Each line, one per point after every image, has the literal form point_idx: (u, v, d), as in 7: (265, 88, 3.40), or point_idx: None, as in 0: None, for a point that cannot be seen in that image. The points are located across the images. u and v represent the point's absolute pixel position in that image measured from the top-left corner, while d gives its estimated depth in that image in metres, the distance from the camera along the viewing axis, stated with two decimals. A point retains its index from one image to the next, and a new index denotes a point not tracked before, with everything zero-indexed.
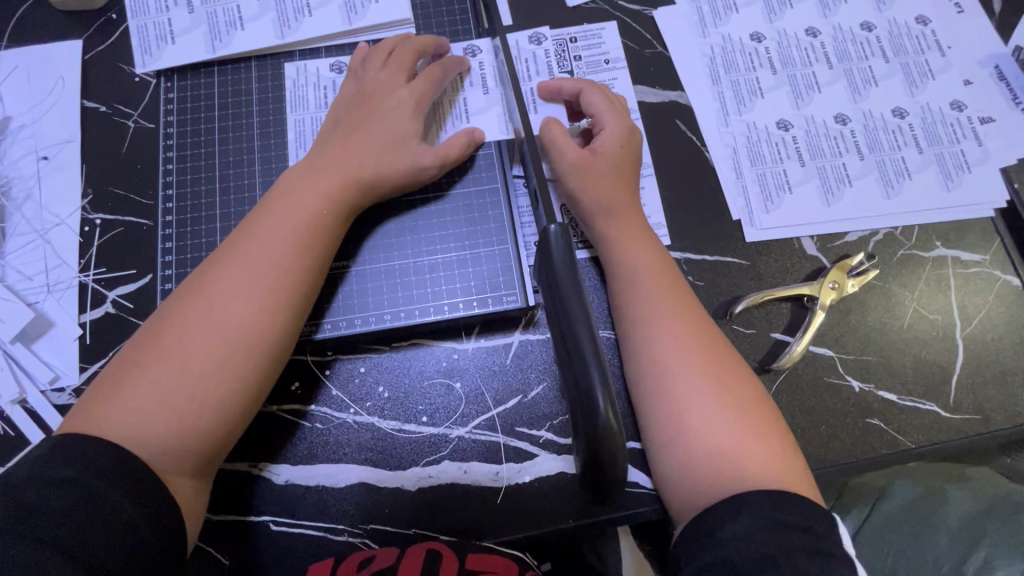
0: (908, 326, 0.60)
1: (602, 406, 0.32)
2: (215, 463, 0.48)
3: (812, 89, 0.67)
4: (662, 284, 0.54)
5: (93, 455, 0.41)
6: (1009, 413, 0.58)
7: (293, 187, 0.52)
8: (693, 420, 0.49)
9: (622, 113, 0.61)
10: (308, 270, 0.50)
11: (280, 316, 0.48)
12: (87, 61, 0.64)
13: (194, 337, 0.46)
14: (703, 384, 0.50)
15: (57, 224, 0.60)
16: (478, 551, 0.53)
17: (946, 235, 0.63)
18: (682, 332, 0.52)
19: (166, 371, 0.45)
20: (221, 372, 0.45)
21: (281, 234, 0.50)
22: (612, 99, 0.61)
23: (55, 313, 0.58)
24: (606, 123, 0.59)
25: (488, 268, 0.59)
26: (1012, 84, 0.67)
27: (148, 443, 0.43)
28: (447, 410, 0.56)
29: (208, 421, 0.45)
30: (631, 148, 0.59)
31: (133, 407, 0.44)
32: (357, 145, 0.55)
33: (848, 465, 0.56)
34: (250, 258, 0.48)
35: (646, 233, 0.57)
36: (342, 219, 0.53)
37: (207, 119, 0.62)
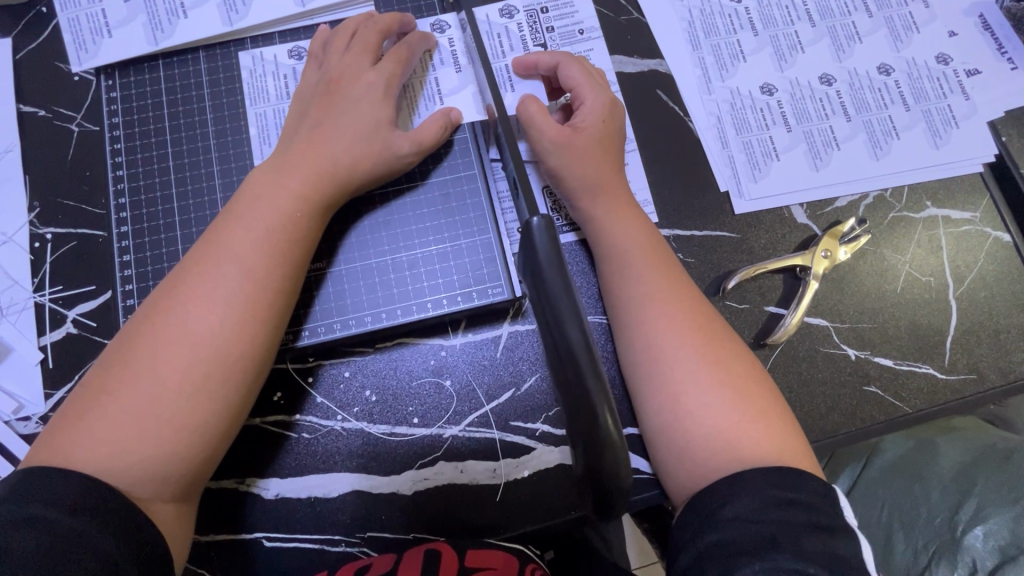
0: (902, 290, 0.59)
1: (603, 415, 0.29)
2: (198, 487, 0.45)
3: (796, 49, 0.64)
4: (654, 266, 0.52)
5: (59, 489, 0.38)
6: (1004, 371, 0.58)
7: (261, 188, 0.49)
8: (691, 405, 0.48)
9: (604, 88, 0.57)
10: (284, 278, 0.47)
11: (255, 328, 0.45)
12: (18, 61, 0.59)
13: (164, 358, 0.43)
14: (701, 367, 0.49)
15: (3, 241, 0.56)
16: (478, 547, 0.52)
17: (936, 194, 0.61)
18: (675, 314, 0.50)
19: (138, 394, 0.42)
20: (196, 392, 0.43)
21: (251, 240, 0.46)
22: (592, 73, 0.58)
23: (11, 337, 0.54)
24: (588, 100, 0.56)
25: (471, 260, 0.57)
26: (997, 34, 0.65)
27: (122, 473, 0.40)
28: (438, 410, 0.54)
29: (186, 446, 0.42)
30: (613, 126, 0.56)
31: (104, 435, 0.41)
32: (326, 138, 0.51)
33: (848, 436, 0.56)
34: (219, 268, 0.45)
35: (638, 213, 0.55)
36: (317, 218, 0.50)
37: (157, 119, 0.58)
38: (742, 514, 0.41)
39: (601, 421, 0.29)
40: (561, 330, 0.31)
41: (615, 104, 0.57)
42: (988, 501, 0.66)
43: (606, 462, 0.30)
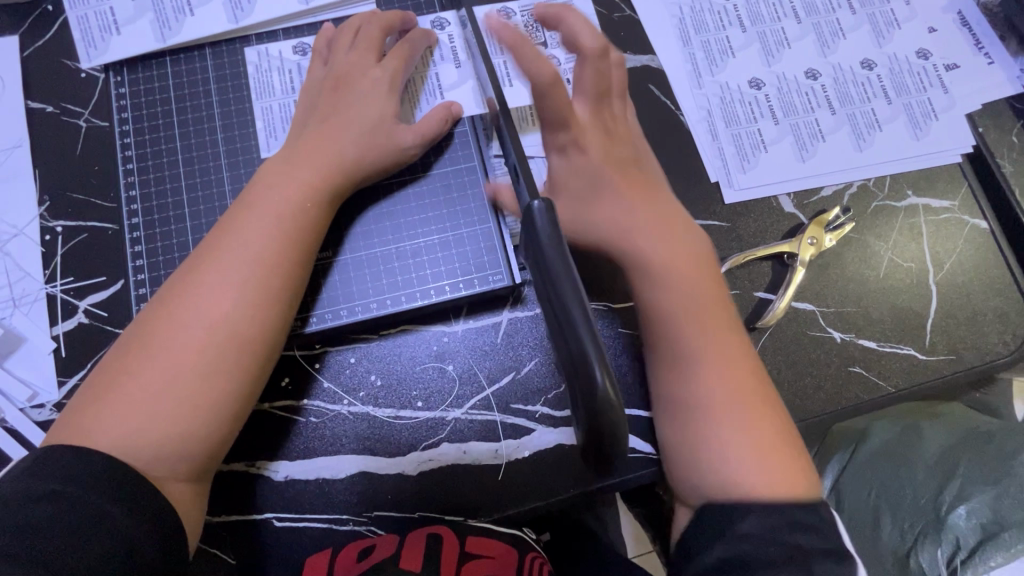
0: (884, 276, 0.61)
1: (600, 376, 0.31)
2: (211, 468, 0.47)
3: (782, 45, 0.67)
4: (705, 307, 0.52)
5: (81, 466, 0.40)
6: (981, 351, 0.60)
7: (272, 178, 0.51)
8: (733, 442, 0.48)
9: (611, 115, 0.57)
10: (293, 265, 0.48)
11: (266, 312, 0.47)
12: (26, 58, 0.61)
13: (179, 342, 0.44)
14: (741, 403, 0.49)
15: (15, 234, 0.57)
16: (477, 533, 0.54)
17: (917, 183, 0.64)
18: (723, 353, 0.50)
19: (156, 375, 0.44)
20: (211, 374, 0.44)
21: (262, 229, 0.48)
22: (602, 90, 0.57)
23: (24, 328, 0.55)
24: (603, 131, 0.57)
25: (472, 248, 0.59)
26: (975, 30, 0.68)
27: (139, 451, 0.42)
28: (442, 393, 0.56)
29: (198, 428, 0.44)
30: (636, 161, 0.57)
31: (123, 414, 0.43)
32: (332, 130, 0.53)
33: (834, 415, 0.58)
34: (232, 255, 0.47)
35: (686, 244, 0.54)
36: (324, 208, 0.51)
37: (164, 114, 0.59)
38: (755, 532, 0.44)
39: (596, 382, 0.31)
40: (567, 313, 0.33)
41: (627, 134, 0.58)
42: (972, 482, 0.69)
43: (604, 424, 0.32)
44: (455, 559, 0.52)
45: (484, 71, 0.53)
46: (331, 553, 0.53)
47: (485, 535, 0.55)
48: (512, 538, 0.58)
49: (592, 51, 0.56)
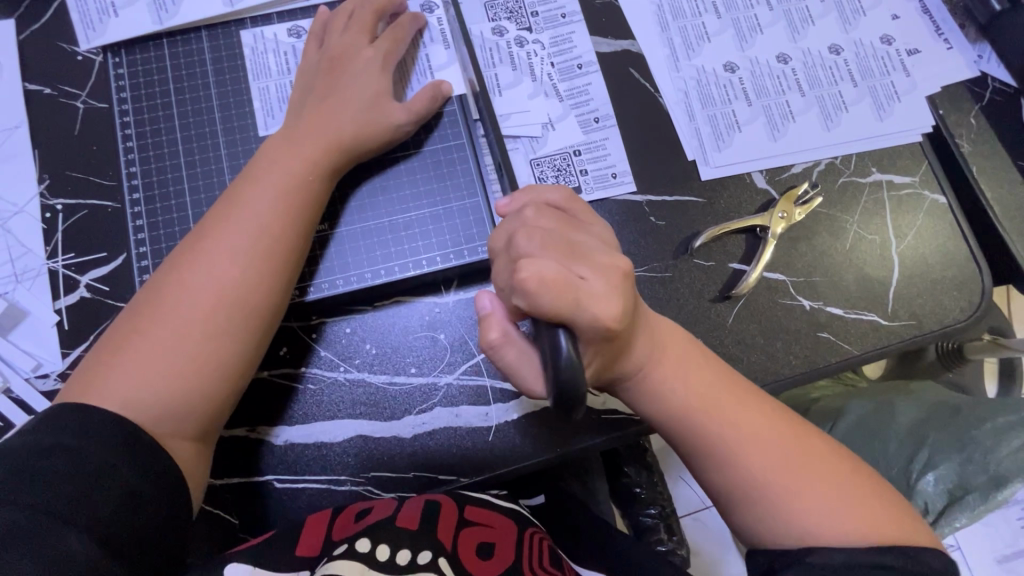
0: (851, 248, 0.65)
1: (567, 345, 0.34)
2: (213, 429, 0.49)
3: (755, 31, 0.70)
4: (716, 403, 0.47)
5: (91, 420, 0.43)
6: (940, 317, 0.64)
7: (274, 155, 0.53)
8: (790, 497, 0.45)
9: (540, 221, 0.41)
10: (293, 237, 0.51)
11: (267, 281, 0.49)
12: (22, 41, 0.62)
13: (187, 304, 0.48)
14: (785, 463, 0.46)
15: (15, 212, 0.59)
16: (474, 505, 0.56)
17: (880, 160, 0.68)
18: (746, 421, 0.47)
19: (163, 337, 0.47)
20: (215, 338, 0.48)
21: (265, 202, 0.51)
22: (525, 216, 0.42)
23: (27, 302, 0.57)
24: (559, 266, 0.37)
25: (461, 221, 0.61)
26: (935, 17, 0.72)
27: (145, 408, 0.45)
28: (434, 360, 0.59)
29: (201, 386, 0.47)
30: (600, 258, 0.39)
31: (131, 373, 0.46)
32: (330, 108, 0.56)
33: (804, 377, 0.62)
34: (237, 227, 0.50)
35: (670, 337, 0.48)
36: (323, 184, 0.54)
37: (163, 95, 0.61)
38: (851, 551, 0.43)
39: (563, 347, 0.34)
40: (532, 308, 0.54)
41: (570, 221, 0.43)
42: (939, 450, 0.74)
43: (569, 382, 0.33)
44: (455, 520, 0.53)
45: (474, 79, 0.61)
46: (330, 515, 0.53)
47: (484, 505, 0.56)
48: (513, 514, 0.58)
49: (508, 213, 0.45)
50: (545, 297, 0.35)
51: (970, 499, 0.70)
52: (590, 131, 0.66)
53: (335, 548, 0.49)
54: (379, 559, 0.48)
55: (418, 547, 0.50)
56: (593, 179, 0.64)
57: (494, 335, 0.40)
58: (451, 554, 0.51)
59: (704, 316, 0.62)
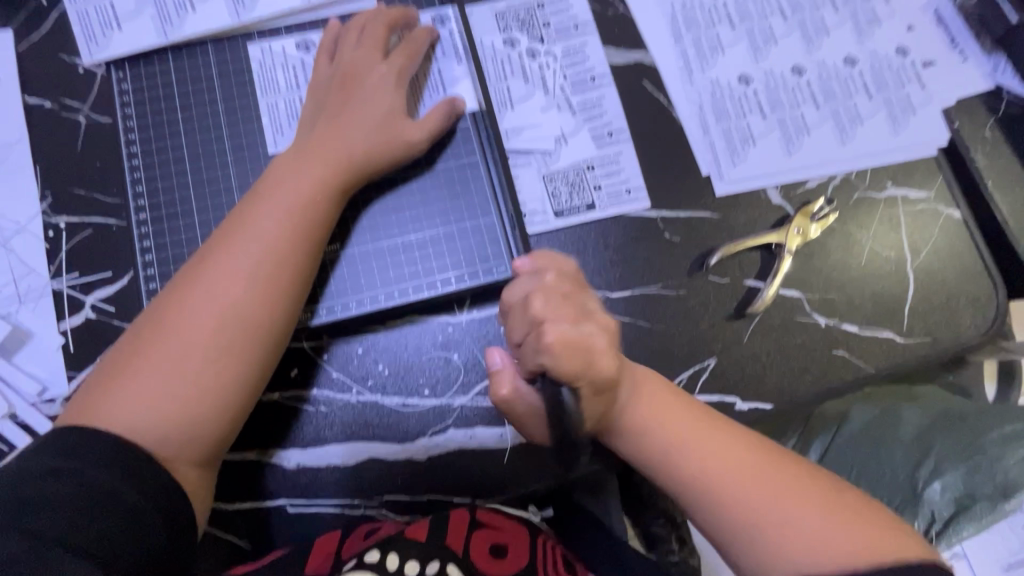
0: (866, 264, 0.65)
1: (567, 398, 0.41)
2: (219, 454, 0.48)
3: (770, 42, 0.69)
4: (696, 437, 0.47)
5: (94, 445, 0.42)
6: (954, 333, 0.64)
7: (284, 172, 0.52)
8: (773, 527, 0.44)
9: (555, 280, 0.45)
10: (302, 257, 0.50)
11: (275, 303, 0.48)
12: (21, 53, 0.60)
13: (192, 326, 0.46)
14: (761, 487, 0.45)
15: (17, 230, 0.57)
16: (484, 510, 0.59)
17: (895, 175, 0.67)
18: (728, 452, 0.47)
19: (168, 359, 0.46)
20: (221, 362, 0.46)
21: (274, 221, 0.50)
22: (543, 277, 0.45)
23: (31, 323, 0.56)
24: (572, 328, 0.41)
25: (476, 240, 0.60)
26: (950, 28, 0.71)
27: (149, 433, 0.44)
28: (447, 380, 0.58)
29: (207, 412, 0.46)
30: (602, 318, 0.44)
31: (135, 396, 0.45)
32: (341, 126, 0.54)
33: (818, 394, 0.62)
34: (244, 246, 0.48)
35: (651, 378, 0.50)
36: (333, 203, 0.53)
37: (168, 109, 0.59)
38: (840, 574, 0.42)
39: (564, 400, 0.41)
40: None
41: (579, 282, 0.46)
42: (946, 459, 0.74)
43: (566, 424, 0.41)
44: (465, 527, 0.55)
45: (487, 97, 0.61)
46: (341, 536, 0.55)
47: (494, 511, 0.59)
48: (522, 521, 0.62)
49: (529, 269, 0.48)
50: (559, 359, 0.40)
51: (977, 509, 0.70)
52: (603, 146, 0.65)
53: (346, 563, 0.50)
54: (390, 569, 0.49)
55: (427, 557, 0.51)
56: (607, 195, 0.63)
57: (504, 392, 0.45)
58: (461, 558, 0.53)
59: (718, 335, 0.62)
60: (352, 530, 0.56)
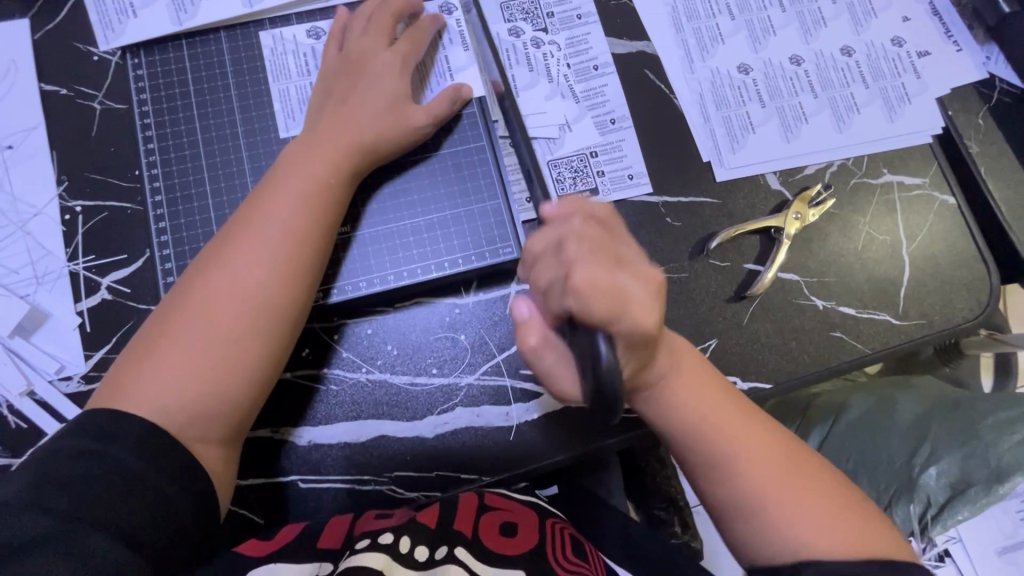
0: (862, 249, 0.66)
1: (605, 350, 0.34)
2: (239, 435, 0.50)
3: (768, 32, 0.71)
4: (726, 418, 0.49)
5: (121, 429, 0.44)
6: (949, 316, 0.66)
7: (297, 159, 0.53)
8: (789, 513, 0.46)
9: (586, 231, 0.40)
10: (317, 241, 0.51)
11: (292, 285, 0.50)
12: (37, 41, 0.62)
13: (212, 310, 0.48)
14: (780, 473, 0.48)
15: (35, 214, 0.59)
16: (494, 495, 0.57)
17: (891, 162, 0.69)
18: (753, 437, 0.49)
19: (189, 342, 0.47)
20: (241, 343, 0.48)
21: (289, 204, 0.51)
22: (570, 223, 0.41)
23: (49, 304, 0.57)
24: (604, 273, 0.36)
25: (482, 223, 0.62)
26: (945, 19, 0.72)
27: (173, 414, 0.46)
28: (455, 360, 0.60)
29: (230, 391, 0.47)
30: (639, 267, 0.39)
31: (159, 379, 0.46)
32: (350, 110, 0.56)
33: (816, 374, 0.63)
34: (261, 232, 0.50)
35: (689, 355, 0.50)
36: (344, 186, 0.54)
37: (182, 96, 0.61)
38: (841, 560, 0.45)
39: (602, 355, 0.34)
40: None
41: (613, 234, 0.41)
42: (941, 446, 0.75)
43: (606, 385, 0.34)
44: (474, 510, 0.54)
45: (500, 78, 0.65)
46: (353, 518, 0.53)
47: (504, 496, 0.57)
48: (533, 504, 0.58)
49: (557, 219, 0.42)
50: (591, 303, 0.35)
51: (972, 493, 0.72)
52: (606, 133, 0.66)
53: (357, 542, 0.48)
54: (402, 551, 0.48)
55: (437, 542, 0.50)
56: (609, 181, 0.65)
57: (533, 340, 0.41)
58: (469, 542, 0.51)
59: (719, 316, 0.63)
60: (360, 517, 0.53)
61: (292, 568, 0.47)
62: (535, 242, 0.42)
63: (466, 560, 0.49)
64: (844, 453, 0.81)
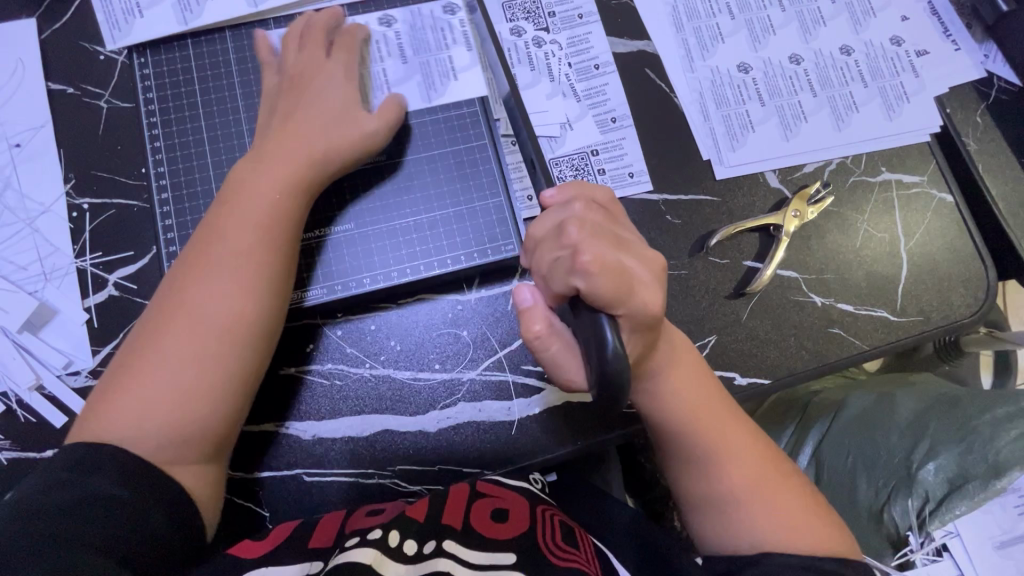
0: (860, 246, 0.67)
1: (610, 335, 0.35)
2: (221, 451, 0.50)
3: (768, 31, 0.71)
4: (713, 415, 0.51)
5: (97, 461, 0.44)
6: (946, 312, 0.66)
7: (248, 182, 0.53)
8: (760, 505, 0.50)
9: (588, 216, 0.41)
10: (278, 256, 0.52)
11: (258, 302, 0.50)
12: (44, 41, 0.62)
13: (176, 338, 0.48)
14: (754, 468, 0.51)
15: (43, 211, 0.60)
16: (487, 483, 0.56)
17: (890, 160, 0.70)
18: (734, 434, 0.52)
19: (155, 372, 0.47)
20: (208, 365, 0.48)
21: (245, 230, 0.51)
22: (574, 208, 0.42)
23: (56, 300, 0.58)
24: (610, 252, 0.38)
25: (484, 220, 0.63)
26: (943, 18, 0.73)
27: (146, 443, 0.46)
28: (457, 356, 0.60)
29: (202, 416, 0.47)
30: (644, 252, 0.40)
31: (128, 414, 0.46)
32: (296, 126, 0.55)
33: (815, 369, 0.64)
34: (218, 256, 0.50)
35: (686, 350, 0.51)
36: (300, 206, 0.54)
37: (188, 94, 0.61)
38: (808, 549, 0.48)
39: (607, 339, 0.35)
40: None
41: (614, 220, 0.43)
42: (940, 441, 0.73)
43: (611, 367, 0.35)
44: (464, 500, 0.53)
45: (501, 75, 0.67)
46: (345, 516, 0.54)
47: (498, 484, 0.56)
48: (525, 490, 0.56)
49: (559, 207, 0.43)
50: (598, 283, 0.36)
51: (970, 488, 0.69)
52: (607, 131, 0.67)
53: (347, 539, 0.48)
54: (391, 546, 0.47)
55: (424, 537, 0.49)
56: (610, 178, 0.66)
57: (538, 327, 0.41)
58: (460, 531, 0.50)
59: (719, 312, 0.64)
60: (354, 513, 0.54)
61: (282, 568, 0.46)
62: (537, 227, 0.43)
63: (454, 549, 0.48)
64: (845, 449, 0.81)
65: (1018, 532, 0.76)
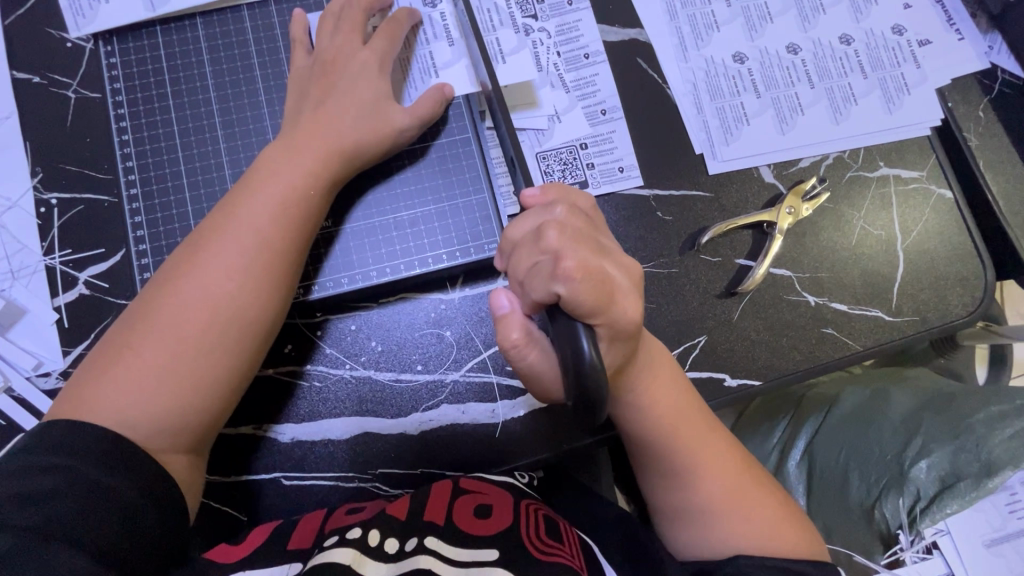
0: (856, 244, 0.65)
1: (587, 346, 0.33)
2: (205, 443, 0.49)
3: (765, 20, 0.69)
4: (693, 424, 0.50)
5: (83, 442, 0.42)
6: (941, 313, 0.65)
7: (275, 164, 0.52)
8: (740, 513, 0.49)
9: (570, 220, 0.39)
10: (295, 248, 0.51)
11: (266, 294, 0.49)
12: (7, 28, 0.60)
13: (183, 318, 0.47)
14: (733, 477, 0.50)
15: (9, 207, 0.57)
16: (470, 478, 0.55)
17: (888, 155, 0.67)
18: (714, 443, 0.51)
19: (157, 351, 0.46)
20: (211, 353, 0.47)
21: (265, 213, 0.50)
22: (554, 211, 0.40)
23: (25, 299, 0.56)
24: (590, 259, 0.36)
25: (468, 218, 0.61)
26: (947, 6, 0.70)
27: (137, 424, 0.44)
28: (440, 357, 0.59)
29: (197, 406, 0.47)
30: (623, 259, 0.38)
31: (124, 390, 0.45)
32: (326, 116, 0.54)
33: (807, 370, 0.62)
34: (236, 239, 0.49)
35: (664, 361, 0.50)
36: (321, 198, 0.53)
37: (157, 85, 0.59)
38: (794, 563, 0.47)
39: (586, 352, 0.33)
40: None
41: (594, 225, 0.41)
42: (933, 440, 0.71)
43: (588, 380, 0.33)
44: (448, 496, 0.52)
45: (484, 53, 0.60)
46: (325, 514, 0.52)
47: (482, 479, 0.55)
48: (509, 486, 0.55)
49: (537, 208, 0.41)
50: (578, 290, 0.34)
51: (962, 487, 0.66)
52: (596, 124, 0.64)
53: (326, 539, 0.47)
54: (370, 545, 0.45)
55: (405, 534, 0.47)
56: (599, 173, 0.63)
57: (516, 336, 0.39)
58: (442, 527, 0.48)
59: (709, 312, 0.62)
60: (334, 512, 0.52)
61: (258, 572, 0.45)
62: (515, 229, 0.40)
63: (437, 545, 0.46)
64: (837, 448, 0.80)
65: (1010, 530, 0.74)
